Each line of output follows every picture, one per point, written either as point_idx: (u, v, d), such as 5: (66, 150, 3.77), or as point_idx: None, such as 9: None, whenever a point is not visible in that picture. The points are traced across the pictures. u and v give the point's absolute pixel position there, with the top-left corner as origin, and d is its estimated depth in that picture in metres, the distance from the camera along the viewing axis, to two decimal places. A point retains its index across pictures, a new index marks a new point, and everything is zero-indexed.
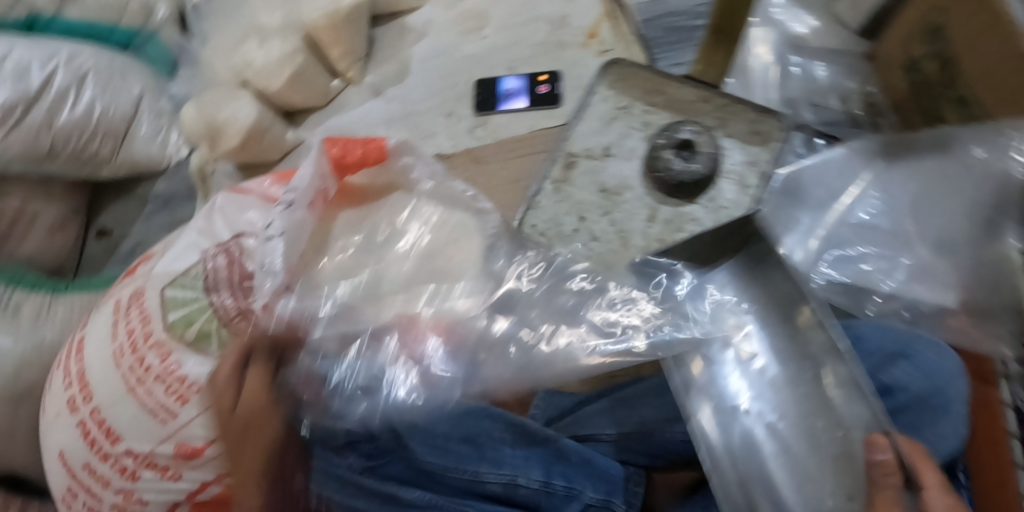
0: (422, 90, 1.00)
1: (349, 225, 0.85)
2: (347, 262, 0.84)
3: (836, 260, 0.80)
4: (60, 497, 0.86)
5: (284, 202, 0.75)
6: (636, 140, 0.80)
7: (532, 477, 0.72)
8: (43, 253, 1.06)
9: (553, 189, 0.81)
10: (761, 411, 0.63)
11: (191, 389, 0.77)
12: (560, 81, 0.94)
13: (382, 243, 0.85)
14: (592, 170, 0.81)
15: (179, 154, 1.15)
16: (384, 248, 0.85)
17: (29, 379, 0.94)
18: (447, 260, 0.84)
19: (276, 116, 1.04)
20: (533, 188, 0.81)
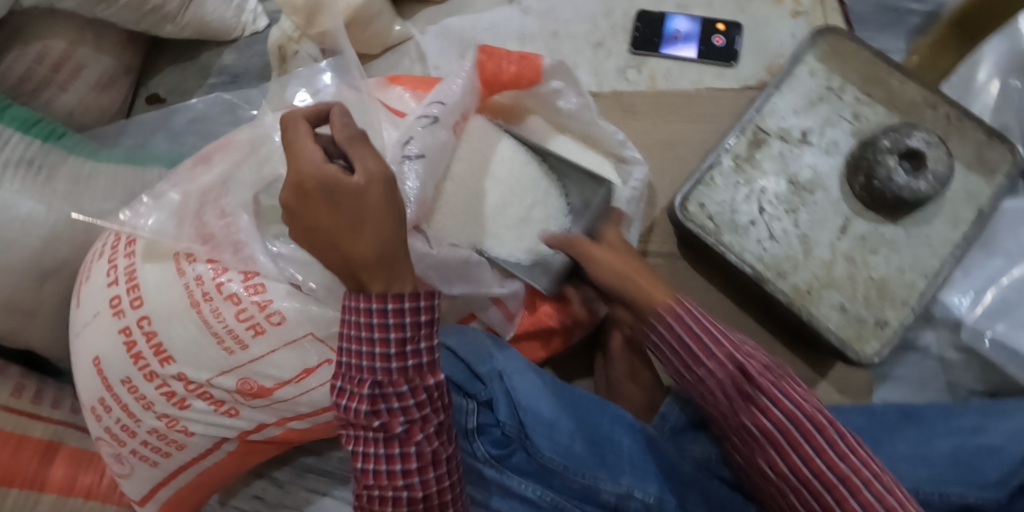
0: (569, 11, 0.84)
1: (477, 150, 0.69)
2: (469, 197, 0.67)
3: (1023, 324, 0.71)
4: (89, 407, 0.72)
5: (431, 115, 0.63)
6: (841, 130, 0.68)
7: (648, 492, 0.61)
8: (86, 110, 0.92)
9: (734, 167, 0.68)
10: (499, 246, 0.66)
11: (271, 320, 0.67)
12: (740, 35, 0.80)
13: (505, 176, 0.68)
14: (784, 151, 0.68)
15: (255, 24, 0.99)
16: (505, 181, 0.68)
17: (62, 255, 0.83)
18: (576, 214, 0.68)
19: (386, 2, 0.86)
20: (710, 160, 0.69)
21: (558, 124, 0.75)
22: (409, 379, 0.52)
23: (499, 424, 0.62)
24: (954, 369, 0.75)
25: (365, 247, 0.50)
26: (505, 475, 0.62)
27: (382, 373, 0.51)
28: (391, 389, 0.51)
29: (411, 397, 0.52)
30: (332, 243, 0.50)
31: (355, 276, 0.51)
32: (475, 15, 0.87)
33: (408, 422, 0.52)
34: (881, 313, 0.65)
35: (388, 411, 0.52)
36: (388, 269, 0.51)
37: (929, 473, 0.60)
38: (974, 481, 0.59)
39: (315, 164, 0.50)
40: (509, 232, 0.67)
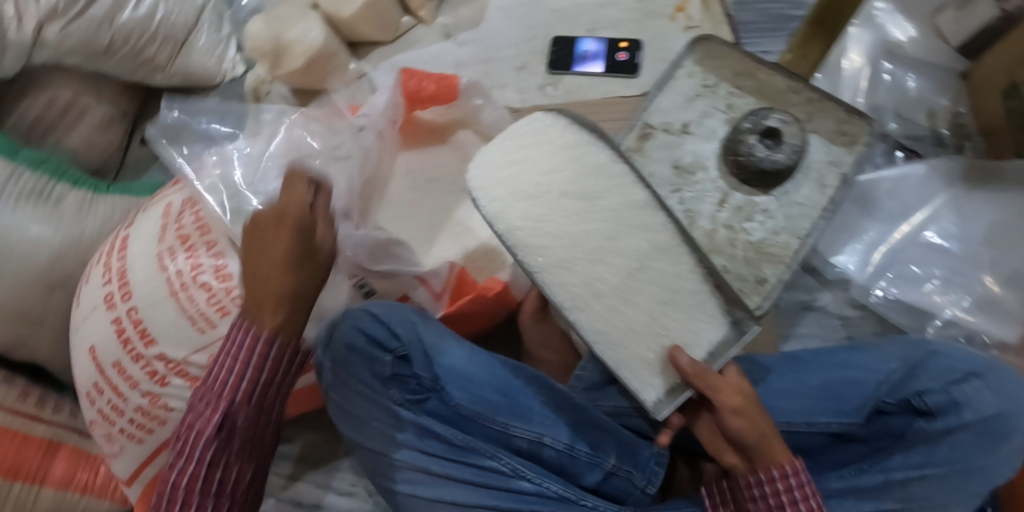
0: (498, 41, 0.98)
1: (593, 189, 0.61)
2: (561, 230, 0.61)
3: (902, 278, 0.80)
4: (84, 392, 0.84)
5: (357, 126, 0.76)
6: (715, 119, 0.79)
7: (559, 439, 0.71)
8: (90, 149, 1.06)
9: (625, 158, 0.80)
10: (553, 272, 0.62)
11: (236, 302, 0.77)
12: (641, 51, 0.93)
13: (618, 245, 0.61)
14: (668, 142, 0.80)
15: (234, 71, 1.14)
16: (619, 250, 0.61)
17: (65, 269, 0.95)
18: (682, 316, 0.61)
19: (342, 44, 1.01)
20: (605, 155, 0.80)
21: (486, 135, 0.87)
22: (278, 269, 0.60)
23: (416, 376, 0.71)
24: (852, 324, 0.81)
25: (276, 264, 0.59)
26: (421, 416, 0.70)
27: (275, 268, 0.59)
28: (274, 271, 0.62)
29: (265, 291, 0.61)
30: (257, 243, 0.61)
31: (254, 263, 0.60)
32: (420, 50, 1.01)
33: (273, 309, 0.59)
34: (760, 271, 0.74)
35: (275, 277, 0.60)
36: (282, 305, 0.59)
37: (798, 405, 0.65)
38: (838, 409, 0.65)
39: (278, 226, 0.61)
40: (598, 302, 0.61)
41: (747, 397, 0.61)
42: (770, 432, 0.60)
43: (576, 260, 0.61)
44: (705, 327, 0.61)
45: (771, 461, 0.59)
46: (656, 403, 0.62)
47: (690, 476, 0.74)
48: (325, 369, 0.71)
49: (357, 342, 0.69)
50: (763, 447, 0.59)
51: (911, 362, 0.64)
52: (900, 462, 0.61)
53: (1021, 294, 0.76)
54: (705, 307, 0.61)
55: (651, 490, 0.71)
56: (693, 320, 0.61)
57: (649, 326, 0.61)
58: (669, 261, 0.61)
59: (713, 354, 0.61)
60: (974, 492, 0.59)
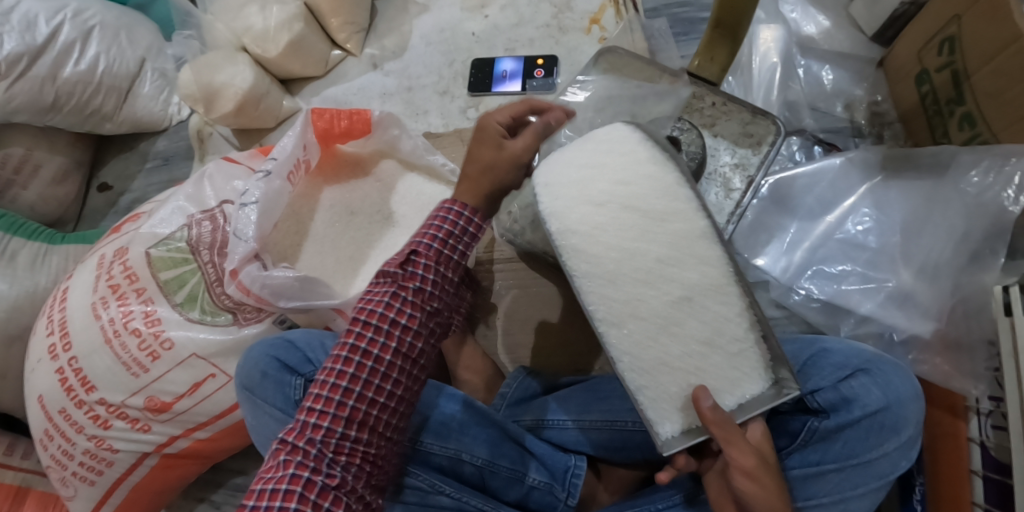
0: (422, 67, 1.00)
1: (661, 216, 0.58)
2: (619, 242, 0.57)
3: (819, 275, 0.80)
4: (38, 439, 0.88)
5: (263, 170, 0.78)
6: None
7: (476, 455, 0.72)
8: (46, 203, 1.09)
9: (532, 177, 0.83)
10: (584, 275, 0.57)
11: (163, 346, 0.80)
12: (557, 66, 0.94)
13: (672, 272, 0.56)
14: None
15: (180, 114, 1.17)
16: (671, 277, 0.56)
17: (23, 321, 0.99)
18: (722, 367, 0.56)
19: (274, 82, 1.04)
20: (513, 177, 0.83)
21: (408, 164, 0.91)
22: (427, 255, 0.63)
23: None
24: (777, 324, 0.84)
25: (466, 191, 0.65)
26: None
27: (426, 248, 0.63)
28: (426, 256, 0.63)
29: (431, 268, 0.63)
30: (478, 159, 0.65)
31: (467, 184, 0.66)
32: (348, 82, 1.04)
33: (406, 308, 0.62)
34: None
35: (412, 265, 0.63)
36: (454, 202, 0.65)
37: None
38: None
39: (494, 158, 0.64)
40: (636, 327, 0.56)
41: (766, 463, 0.55)
42: (779, 502, 0.55)
43: (634, 283, 0.56)
44: (742, 379, 0.56)
45: None
46: (672, 439, 0.54)
47: (616, 485, 0.75)
48: (241, 393, 0.73)
49: (269, 368, 0.72)
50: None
51: (801, 359, 0.66)
52: (798, 460, 0.62)
53: (934, 288, 0.75)
54: (754, 364, 0.56)
55: (572, 501, 0.72)
56: (732, 366, 0.56)
57: (683, 362, 0.56)
58: (723, 305, 0.57)
59: (744, 406, 0.56)
60: (867, 486, 0.60)
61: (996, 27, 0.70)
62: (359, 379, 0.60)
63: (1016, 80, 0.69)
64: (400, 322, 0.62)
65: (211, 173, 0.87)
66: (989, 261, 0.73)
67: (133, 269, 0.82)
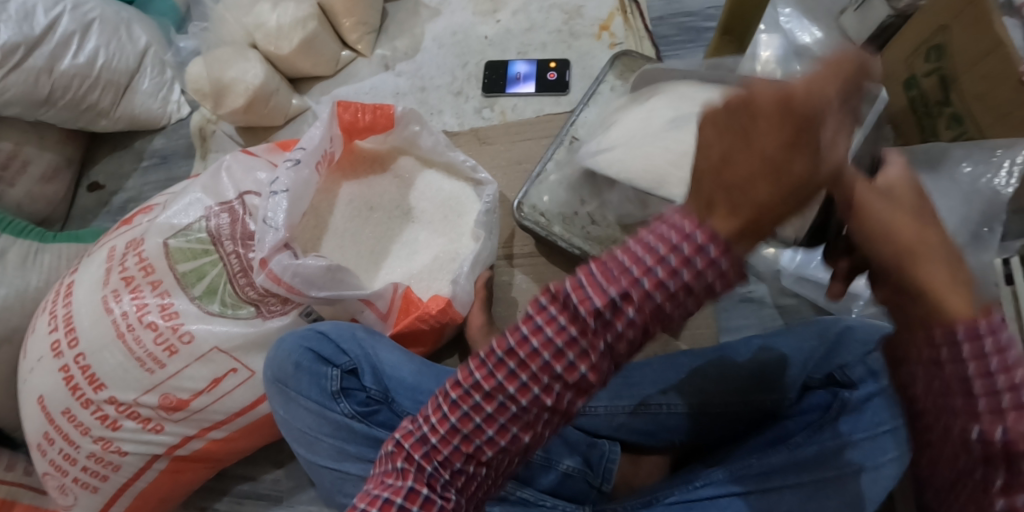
0: (436, 68, 1.01)
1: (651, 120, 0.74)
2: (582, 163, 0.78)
3: None
4: (35, 443, 0.83)
5: (292, 160, 0.78)
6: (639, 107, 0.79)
7: None
8: (34, 201, 1.04)
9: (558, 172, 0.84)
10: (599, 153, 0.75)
11: (182, 339, 0.78)
12: (571, 69, 0.96)
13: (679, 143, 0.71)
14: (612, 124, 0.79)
15: (179, 112, 1.14)
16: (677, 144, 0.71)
17: (12, 322, 0.95)
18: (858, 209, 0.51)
19: (283, 80, 1.03)
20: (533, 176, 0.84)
21: (425, 160, 0.91)
22: (641, 308, 0.38)
23: (364, 388, 0.71)
24: (788, 312, 0.86)
25: (722, 226, 0.36)
26: (372, 426, 0.69)
27: (643, 287, 0.38)
28: (638, 303, 0.38)
29: (637, 321, 0.39)
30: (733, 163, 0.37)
31: (708, 197, 0.37)
32: (359, 82, 1.04)
33: (580, 365, 0.40)
34: None
35: (616, 313, 0.38)
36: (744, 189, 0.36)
37: (729, 386, 0.70)
38: (769, 388, 0.69)
39: (773, 145, 0.36)
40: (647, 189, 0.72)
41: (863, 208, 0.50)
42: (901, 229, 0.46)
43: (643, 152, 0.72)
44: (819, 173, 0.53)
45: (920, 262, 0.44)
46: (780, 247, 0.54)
47: (648, 469, 0.76)
48: (272, 386, 0.71)
49: (304, 359, 0.70)
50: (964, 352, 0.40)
51: (831, 336, 0.68)
52: (833, 431, 0.63)
53: None
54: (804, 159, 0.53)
55: (606, 488, 0.72)
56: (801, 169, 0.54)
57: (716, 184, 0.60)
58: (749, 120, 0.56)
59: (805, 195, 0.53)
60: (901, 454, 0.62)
61: (980, 36, 0.76)
62: (493, 423, 0.42)
63: (1002, 83, 0.75)
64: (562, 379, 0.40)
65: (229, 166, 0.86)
66: (987, 240, 0.79)
67: (149, 262, 0.80)
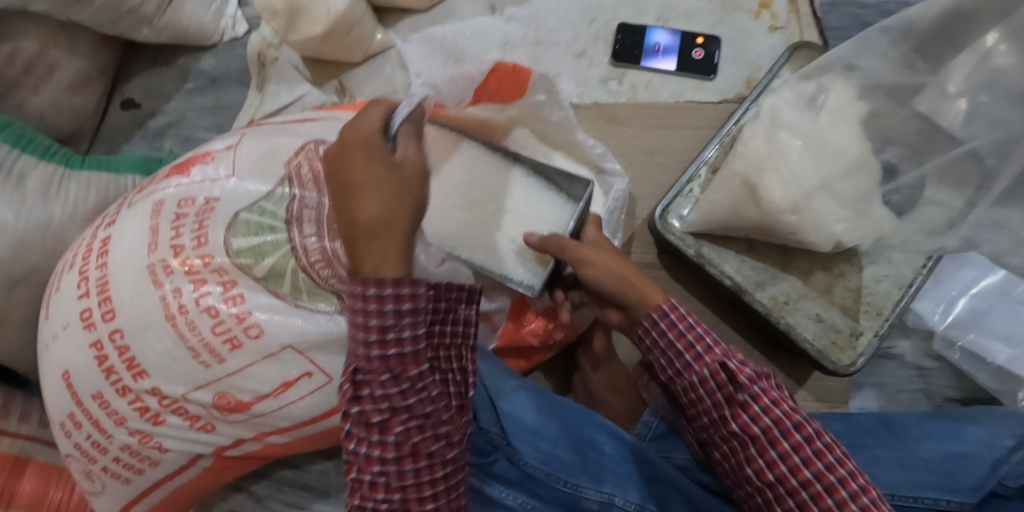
0: (554, 21, 0.85)
1: (838, 101, 0.64)
2: (791, 181, 0.63)
3: (989, 334, 0.73)
4: (57, 422, 0.71)
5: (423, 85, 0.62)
6: (843, 125, 0.63)
7: (630, 501, 0.63)
8: (58, 114, 0.88)
9: (686, 189, 0.71)
10: (784, 178, 0.63)
11: (249, 334, 0.65)
12: (719, 48, 0.81)
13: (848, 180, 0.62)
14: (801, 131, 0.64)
15: (235, 30, 0.97)
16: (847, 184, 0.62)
17: (30, 262, 0.80)
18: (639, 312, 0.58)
19: (369, 9, 0.86)
20: (674, 191, 0.72)
21: (549, 140, 0.76)
22: (397, 354, 0.54)
23: (484, 432, 0.65)
24: (931, 376, 0.76)
25: (363, 212, 0.53)
26: (487, 481, 0.64)
27: (383, 321, 0.53)
28: (381, 377, 0.54)
29: (394, 384, 0.54)
30: (348, 198, 0.54)
31: (350, 199, 0.53)
32: (459, 24, 0.88)
33: (408, 394, 0.55)
34: (856, 323, 0.67)
35: (372, 395, 0.54)
36: (384, 241, 0.53)
37: (901, 477, 0.61)
38: (948, 486, 0.60)
39: (390, 166, 0.53)
40: (825, 219, 0.63)
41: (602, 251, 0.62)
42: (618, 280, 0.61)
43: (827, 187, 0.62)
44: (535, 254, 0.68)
45: (645, 304, 0.58)
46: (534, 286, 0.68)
47: None
48: None
49: None
50: (625, 294, 0.59)
51: None
52: None
53: None
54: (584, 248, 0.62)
55: None
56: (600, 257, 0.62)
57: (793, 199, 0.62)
58: (864, 179, 0.62)
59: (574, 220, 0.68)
60: None
61: None
62: (400, 471, 0.55)
63: None
64: (388, 455, 0.54)
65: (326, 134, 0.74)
66: None
67: (214, 208, 0.69)
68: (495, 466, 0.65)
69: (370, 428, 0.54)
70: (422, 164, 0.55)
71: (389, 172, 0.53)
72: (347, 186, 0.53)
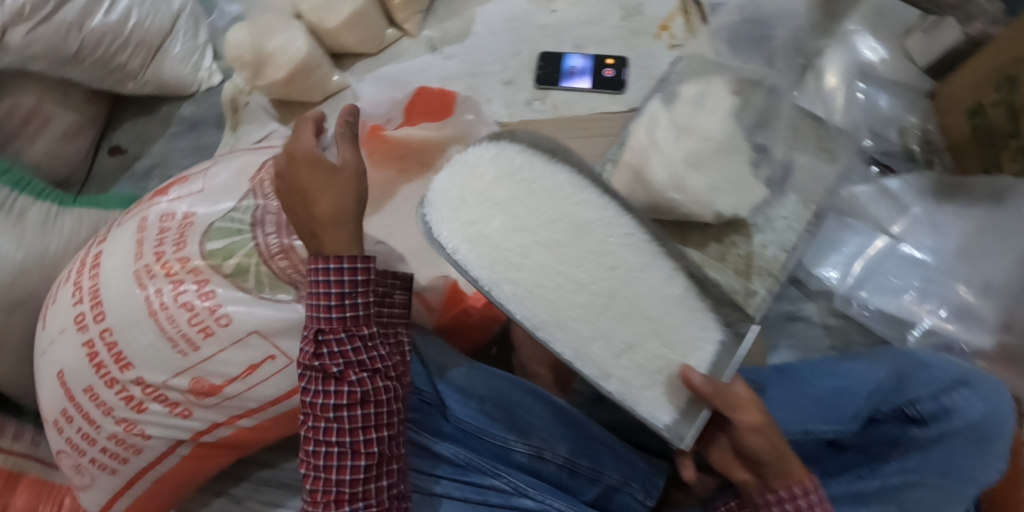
0: (487, 55, 0.98)
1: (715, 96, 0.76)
2: (675, 163, 0.74)
3: (881, 288, 0.82)
4: (51, 420, 0.79)
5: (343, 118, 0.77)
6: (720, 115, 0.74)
7: (558, 454, 0.70)
8: (53, 160, 0.99)
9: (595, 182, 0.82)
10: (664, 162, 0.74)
11: (220, 322, 0.74)
12: (627, 67, 0.94)
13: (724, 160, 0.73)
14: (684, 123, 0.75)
15: (210, 81, 1.09)
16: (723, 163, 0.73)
17: (27, 288, 0.89)
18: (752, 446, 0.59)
19: (325, 54, 0.99)
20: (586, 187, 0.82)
21: None
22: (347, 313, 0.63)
23: (418, 392, 0.73)
24: (836, 334, 0.84)
25: (315, 213, 0.63)
26: (423, 434, 0.72)
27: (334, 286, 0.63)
28: (334, 334, 0.63)
29: (347, 342, 0.63)
30: (301, 203, 0.63)
31: (302, 203, 0.63)
32: (405, 62, 1.01)
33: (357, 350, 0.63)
34: (750, 284, 0.77)
35: (329, 353, 0.63)
36: (338, 231, 0.63)
37: (792, 412, 0.68)
38: (832, 417, 0.67)
39: (329, 170, 0.63)
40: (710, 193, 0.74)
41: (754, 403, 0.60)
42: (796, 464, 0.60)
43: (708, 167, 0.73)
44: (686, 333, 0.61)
45: (786, 477, 0.59)
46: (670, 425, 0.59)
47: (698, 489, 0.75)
48: None
49: None
50: (778, 464, 0.59)
51: (901, 370, 0.66)
52: (895, 468, 0.63)
53: (995, 304, 0.78)
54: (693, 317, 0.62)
55: (650, 503, 0.72)
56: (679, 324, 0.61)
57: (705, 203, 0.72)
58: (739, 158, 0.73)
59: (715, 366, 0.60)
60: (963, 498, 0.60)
61: None
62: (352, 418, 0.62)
63: None
64: (342, 402, 0.62)
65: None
66: None
67: (192, 222, 0.78)
68: (432, 424, 0.72)
69: (326, 379, 0.63)
70: (359, 168, 0.64)
71: (329, 175, 0.63)
72: (298, 194, 0.63)
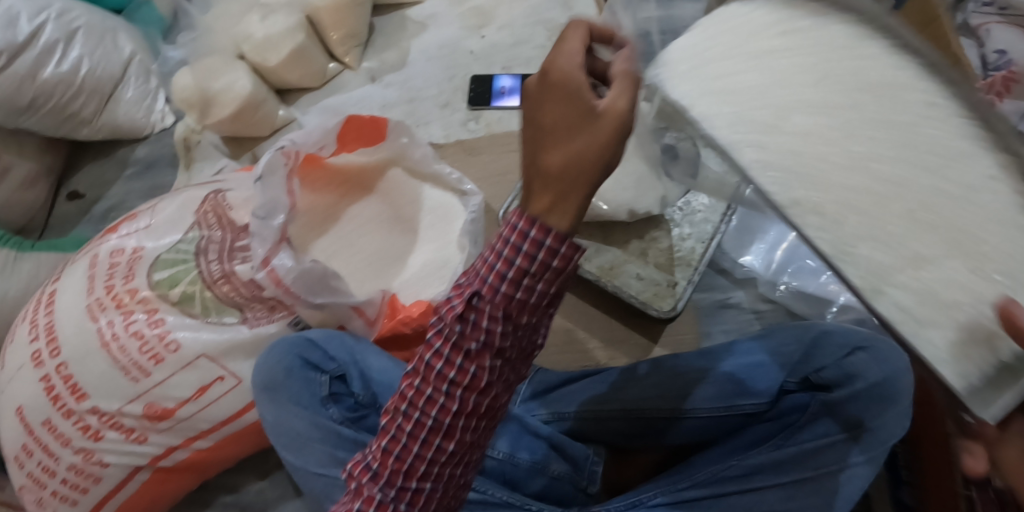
0: (423, 81, 1.04)
1: None
2: None
3: (802, 272, 0.86)
4: (12, 456, 0.81)
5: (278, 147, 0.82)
6: None
7: (497, 449, 0.74)
8: (12, 207, 1.03)
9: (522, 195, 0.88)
10: None
11: (169, 348, 0.77)
12: None
13: None
14: None
15: (163, 122, 1.14)
16: None
17: None
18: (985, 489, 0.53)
19: (270, 91, 1.04)
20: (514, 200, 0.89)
21: (415, 173, 0.94)
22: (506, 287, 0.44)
23: (353, 394, 0.76)
24: (766, 316, 0.87)
25: (551, 162, 0.43)
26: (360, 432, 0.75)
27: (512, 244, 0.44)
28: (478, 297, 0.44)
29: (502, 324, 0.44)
30: (535, 145, 0.43)
31: (534, 143, 0.44)
32: (347, 93, 1.06)
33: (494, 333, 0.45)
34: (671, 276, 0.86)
35: (473, 323, 0.45)
36: (571, 194, 0.42)
37: (711, 391, 0.73)
38: (749, 392, 0.72)
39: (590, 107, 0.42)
40: None
41: None
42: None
43: None
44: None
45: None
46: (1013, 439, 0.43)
47: (634, 472, 0.79)
48: (262, 393, 0.74)
49: (296, 365, 0.75)
50: None
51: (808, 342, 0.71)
52: (809, 434, 0.65)
53: None
54: None
55: (593, 489, 0.74)
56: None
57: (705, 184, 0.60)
58: None
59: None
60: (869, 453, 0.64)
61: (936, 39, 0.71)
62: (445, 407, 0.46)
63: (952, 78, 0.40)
64: (462, 384, 0.45)
65: (230, 186, 0.89)
66: None
67: (142, 256, 0.82)
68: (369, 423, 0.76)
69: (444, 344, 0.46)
70: (626, 122, 0.42)
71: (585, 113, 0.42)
72: (544, 139, 0.43)
